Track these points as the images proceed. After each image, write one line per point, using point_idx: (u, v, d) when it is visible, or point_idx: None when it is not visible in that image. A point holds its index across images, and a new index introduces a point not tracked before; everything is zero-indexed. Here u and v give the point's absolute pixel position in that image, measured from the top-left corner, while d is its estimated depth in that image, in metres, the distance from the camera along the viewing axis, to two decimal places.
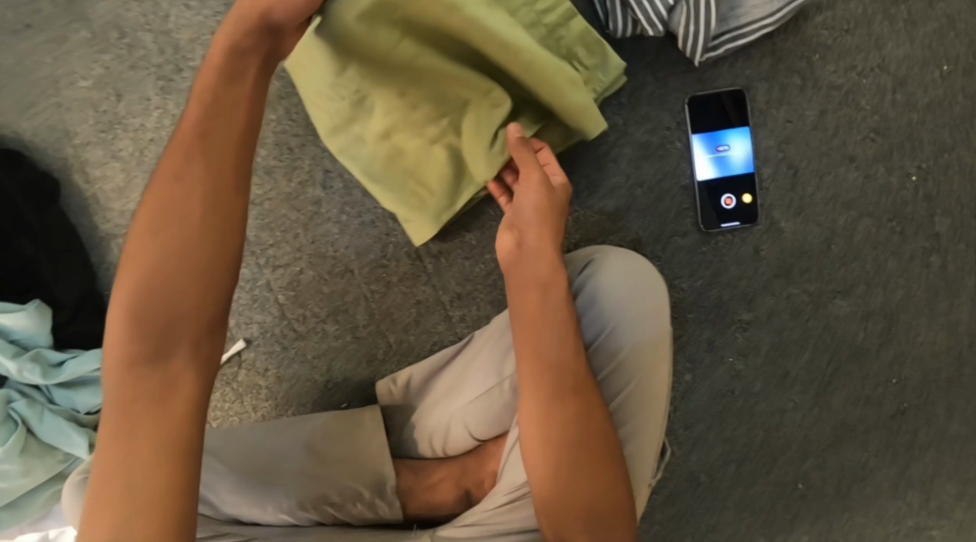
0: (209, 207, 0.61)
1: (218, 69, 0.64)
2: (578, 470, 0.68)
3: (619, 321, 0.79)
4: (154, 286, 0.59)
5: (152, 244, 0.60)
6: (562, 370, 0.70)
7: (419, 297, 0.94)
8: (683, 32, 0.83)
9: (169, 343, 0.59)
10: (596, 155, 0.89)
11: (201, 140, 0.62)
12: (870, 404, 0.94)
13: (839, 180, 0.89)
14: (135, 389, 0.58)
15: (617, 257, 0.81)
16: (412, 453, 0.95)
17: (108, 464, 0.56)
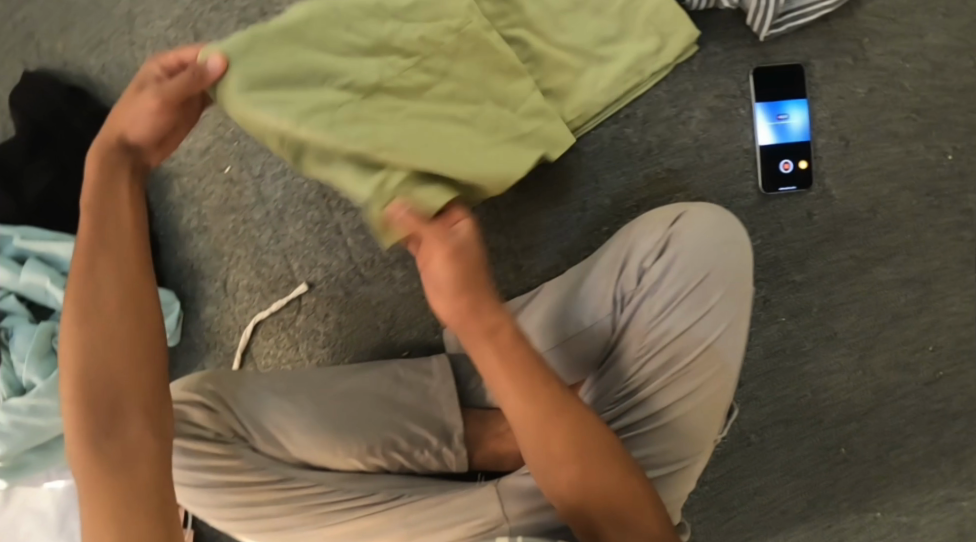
0: (123, 297, 0.71)
1: (101, 174, 0.72)
2: (585, 488, 0.70)
3: (711, 270, 0.82)
4: (94, 376, 0.69)
5: (85, 339, 0.69)
6: (536, 409, 0.68)
7: (490, 245, 0.97)
8: (755, 6, 0.90)
9: (118, 419, 0.69)
10: (667, 116, 0.94)
11: (100, 231, 0.71)
12: (908, 370, 0.99)
13: (883, 153, 0.95)
14: (97, 460, 0.67)
15: (705, 209, 0.85)
16: (479, 404, 0.96)
17: (101, 519, 0.66)
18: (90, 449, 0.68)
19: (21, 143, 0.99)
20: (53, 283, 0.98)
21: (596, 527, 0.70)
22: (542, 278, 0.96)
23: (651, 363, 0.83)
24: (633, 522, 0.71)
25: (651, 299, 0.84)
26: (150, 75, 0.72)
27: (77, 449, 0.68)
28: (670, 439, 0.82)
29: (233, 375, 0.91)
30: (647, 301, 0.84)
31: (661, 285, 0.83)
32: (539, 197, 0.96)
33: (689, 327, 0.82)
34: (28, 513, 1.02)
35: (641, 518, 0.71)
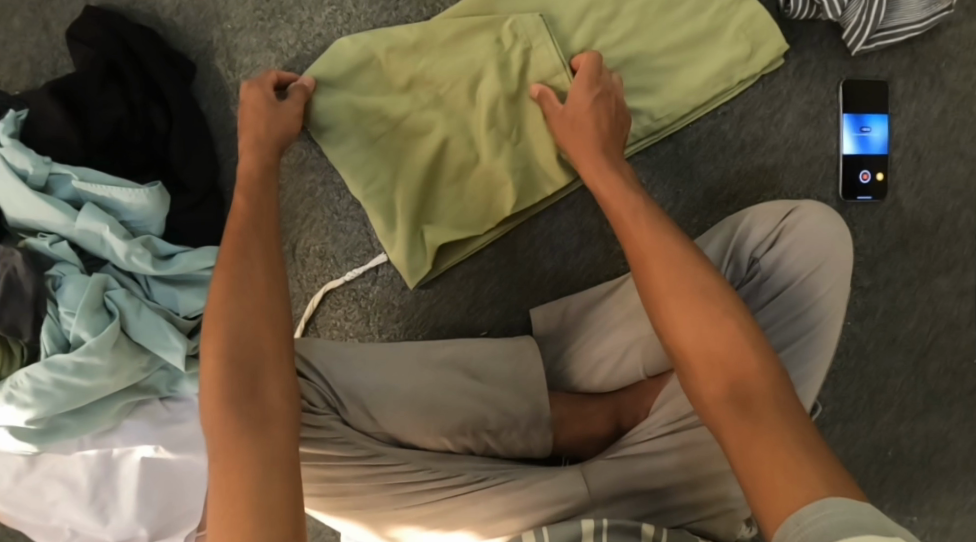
0: (267, 271, 0.77)
1: (255, 169, 0.84)
2: (686, 328, 0.68)
3: (819, 268, 0.85)
4: (240, 339, 0.72)
5: (231, 304, 0.74)
6: (650, 245, 0.73)
7: (584, 227, 0.97)
8: (856, 20, 0.95)
9: (256, 381, 0.70)
10: (763, 115, 0.98)
11: (255, 220, 0.80)
12: (956, 377, 1.04)
13: (950, 172, 1.00)
14: (235, 421, 0.68)
15: (821, 208, 0.88)
16: (566, 386, 0.94)
17: (234, 473, 0.65)
18: (227, 410, 0.68)
19: (89, 77, 0.91)
20: (112, 232, 0.89)
21: (694, 370, 0.67)
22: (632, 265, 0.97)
23: None
24: (736, 374, 0.65)
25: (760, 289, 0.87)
26: (268, 95, 0.89)
27: (214, 409, 0.69)
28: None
29: (325, 344, 0.87)
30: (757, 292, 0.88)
31: (772, 276, 0.88)
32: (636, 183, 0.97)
33: (795, 318, 0.85)
34: (58, 482, 0.95)
35: (749, 373, 0.65)
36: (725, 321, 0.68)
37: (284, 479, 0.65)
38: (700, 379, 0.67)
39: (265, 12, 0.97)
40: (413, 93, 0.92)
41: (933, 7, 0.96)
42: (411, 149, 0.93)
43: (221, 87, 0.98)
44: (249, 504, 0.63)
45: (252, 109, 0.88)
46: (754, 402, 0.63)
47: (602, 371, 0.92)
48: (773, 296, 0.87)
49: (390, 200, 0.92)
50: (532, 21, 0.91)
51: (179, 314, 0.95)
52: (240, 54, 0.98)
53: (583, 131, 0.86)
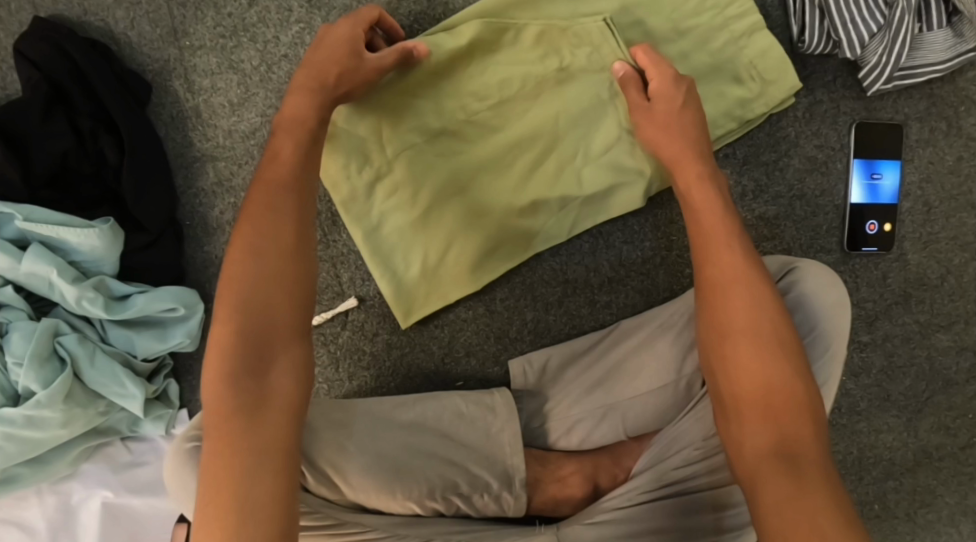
0: (293, 231, 0.67)
1: (306, 113, 0.71)
2: (746, 372, 0.67)
3: (816, 332, 0.78)
4: (255, 309, 0.64)
5: (249, 266, 0.65)
6: (722, 273, 0.70)
7: (568, 275, 0.90)
8: (875, 60, 0.87)
9: (264, 362, 0.63)
10: (766, 160, 0.91)
11: (290, 163, 0.69)
12: (948, 434, 1.00)
13: (961, 224, 0.95)
14: (233, 402, 0.61)
15: (821, 267, 0.81)
16: (541, 443, 0.89)
17: (225, 462, 0.59)
18: (229, 389, 0.61)
19: (32, 105, 0.84)
20: (60, 275, 0.83)
21: (743, 417, 0.66)
22: (617, 317, 0.91)
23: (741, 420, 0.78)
24: (787, 432, 0.64)
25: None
26: (363, 36, 0.74)
27: (217, 382, 0.62)
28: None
29: None
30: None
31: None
32: (625, 231, 0.90)
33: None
34: (14, 527, 0.88)
35: (801, 434, 0.64)
36: (788, 380, 0.66)
37: (275, 479, 0.59)
38: (744, 428, 0.66)
39: (227, 29, 0.89)
40: (457, 102, 0.81)
41: (959, 48, 0.88)
42: (439, 168, 0.82)
43: (181, 111, 0.91)
44: (231, 511, 0.57)
45: (340, 49, 0.73)
46: (801, 458, 0.62)
47: (579, 429, 0.87)
48: None
49: (387, 241, 0.84)
50: (595, 28, 0.81)
51: (137, 357, 0.89)
52: (200, 76, 0.90)
53: (676, 137, 0.77)
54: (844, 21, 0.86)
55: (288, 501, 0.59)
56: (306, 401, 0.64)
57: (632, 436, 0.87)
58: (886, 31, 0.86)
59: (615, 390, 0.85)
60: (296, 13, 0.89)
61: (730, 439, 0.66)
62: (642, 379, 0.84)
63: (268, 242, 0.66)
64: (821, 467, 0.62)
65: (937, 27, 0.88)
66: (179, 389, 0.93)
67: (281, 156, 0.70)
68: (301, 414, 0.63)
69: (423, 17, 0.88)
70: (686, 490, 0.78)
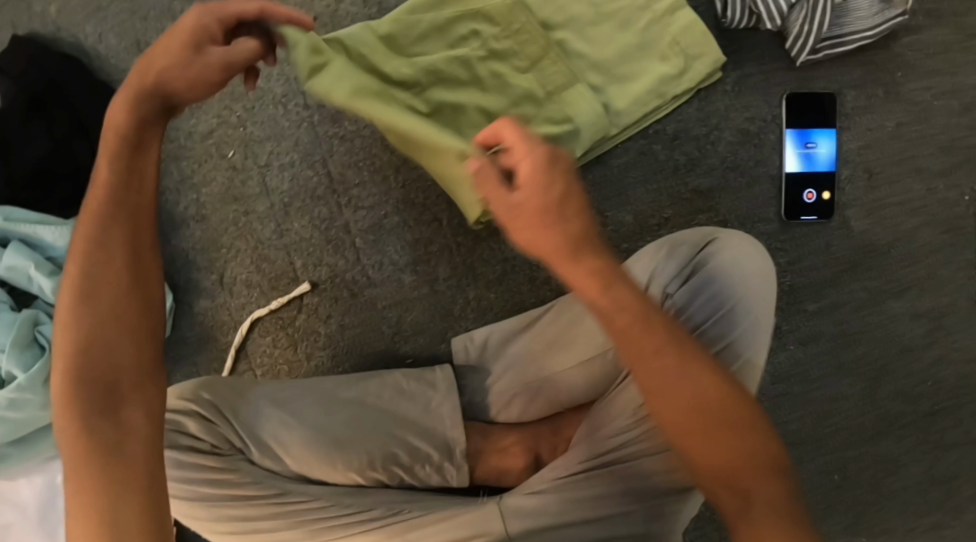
0: (125, 267, 0.65)
1: (129, 121, 0.63)
2: (673, 393, 0.61)
3: (738, 300, 0.78)
4: (88, 346, 0.63)
5: (82, 306, 0.63)
6: (622, 323, 0.60)
7: (506, 255, 0.93)
8: (797, 30, 0.90)
9: (115, 396, 0.63)
10: (698, 134, 0.93)
11: (119, 197, 0.64)
12: (909, 401, 1.00)
13: (907, 189, 0.97)
14: (88, 442, 0.61)
15: (739, 238, 0.81)
16: (482, 417, 0.92)
17: (90, 502, 0.60)
18: (81, 427, 0.62)
19: (10, 113, 0.92)
20: (37, 269, 0.91)
21: (684, 443, 0.61)
22: (556, 294, 0.93)
23: None
24: (736, 445, 0.61)
25: None
26: (213, 26, 0.62)
27: (70, 425, 0.62)
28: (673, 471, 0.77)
29: (232, 382, 0.85)
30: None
31: (683, 311, 0.80)
32: None
33: (713, 354, 0.77)
34: (9, 506, 0.96)
35: (744, 468, 0.61)
36: (716, 391, 0.62)
37: (137, 507, 0.61)
38: (697, 445, 0.61)
39: None
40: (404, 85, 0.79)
41: (888, 12, 0.91)
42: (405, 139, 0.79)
43: None
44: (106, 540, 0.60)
45: (172, 46, 0.61)
46: (754, 500, 0.60)
47: (519, 403, 0.90)
48: (695, 328, 0.79)
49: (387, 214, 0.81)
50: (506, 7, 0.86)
51: None
52: None
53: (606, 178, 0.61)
54: None
55: (153, 524, 0.61)
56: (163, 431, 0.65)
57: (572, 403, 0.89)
58: (804, 2, 0.90)
59: (551, 363, 0.87)
60: None
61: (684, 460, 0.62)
62: (573, 350, 0.86)
63: (103, 281, 0.64)
64: (765, 492, 0.61)
65: None
66: None
67: (104, 180, 0.64)
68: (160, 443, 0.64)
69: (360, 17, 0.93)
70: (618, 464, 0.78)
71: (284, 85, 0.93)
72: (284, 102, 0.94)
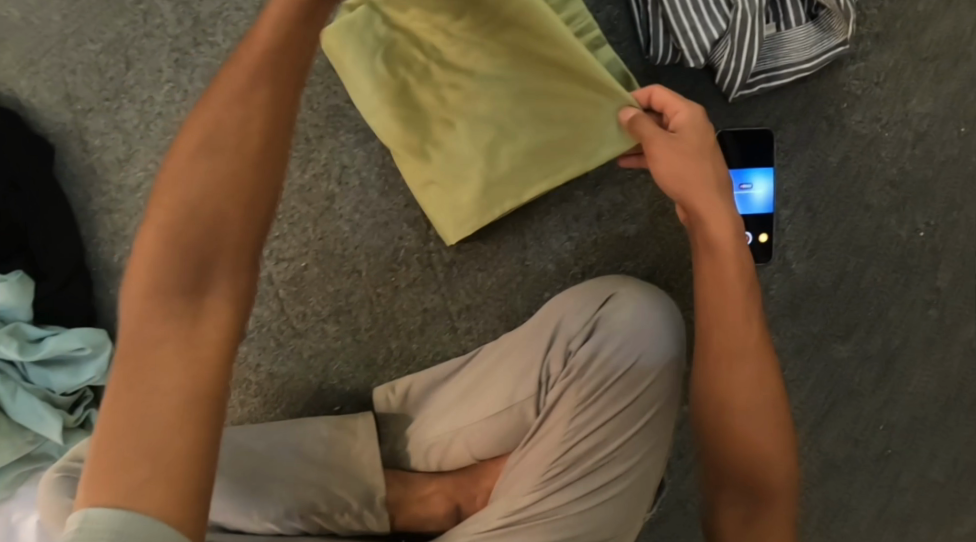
0: (237, 159, 0.56)
1: (262, 45, 0.57)
2: (742, 386, 0.72)
3: (644, 351, 0.82)
4: (193, 209, 0.55)
5: (177, 198, 0.55)
6: (737, 341, 0.72)
7: (426, 305, 0.92)
8: (723, 67, 0.87)
9: (197, 292, 0.55)
10: (623, 178, 0.90)
11: (238, 94, 0.57)
12: (858, 445, 0.96)
13: (854, 226, 0.93)
14: (161, 313, 0.54)
15: (640, 293, 0.83)
16: (405, 465, 0.93)
17: (112, 422, 0.52)
18: (155, 301, 0.54)
19: None
20: None
21: (772, 450, 0.73)
22: (478, 343, 0.92)
23: (575, 448, 0.80)
24: (765, 452, 0.73)
25: (577, 384, 0.82)
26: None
27: (152, 270, 0.55)
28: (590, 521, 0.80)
29: None
30: (574, 384, 0.82)
31: (587, 369, 0.82)
32: (480, 258, 0.91)
33: (617, 412, 0.81)
34: None
35: (771, 463, 0.73)
36: (775, 398, 0.73)
37: (181, 437, 0.52)
38: (761, 437, 0.73)
39: (110, 91, 0.96)
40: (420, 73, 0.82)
41: (827, 42, 0.88)
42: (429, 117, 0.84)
43: (79, 170, 0.97)
44: (143, 460, 0.51)
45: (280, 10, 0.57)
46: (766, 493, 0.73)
47: (435, 454, 0.90)
48: (599, 383, 0.82)
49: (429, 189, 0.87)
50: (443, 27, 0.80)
51: (57, 392, 0.97)
52: (92, 136, 0.96)
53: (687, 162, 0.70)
54: (684, 30, 0.85)
55: (208, 458, 0.52)
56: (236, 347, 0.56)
57: (479, 458, 0.89)
58: (730, 37, 0.86)
59: (460, 416, 0.87)
60: (165, 74, 0.94)
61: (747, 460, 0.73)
62: (480, 405, 0.86)
63: (203, 168, 0.56)
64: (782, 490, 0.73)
65: (797, 23, 0.88)
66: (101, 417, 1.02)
67: (263, 46, 0.57)
68: (237, 342, 0.56)
69: None
70: (535, 517, 0.79)
71: None
72: None
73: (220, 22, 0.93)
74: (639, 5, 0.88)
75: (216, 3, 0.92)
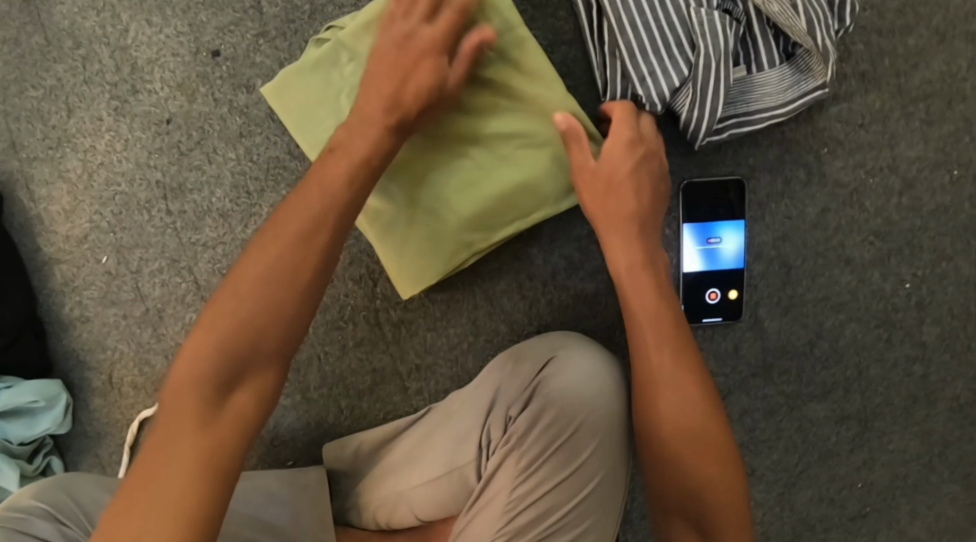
0: (293, 271, 0.62)
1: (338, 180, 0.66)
2: (676, 413, 0.68)
3: (583, 418, 0.77)
4: (249, 301, 0.61)
5: (242, 295, 0.61)
6: (664, 365, 0.69)
7: (375, 364, 0.89)
8: (686, 114, 0.80)
9: (232, 375, 0.60)
10: (579, 235, 0.85)
11: (310, 217, 0.64)
12: (833, 505, 0.91)
13: (832, 281, 0.86)
14: (197, 389, 0.59)
15: (578, 356, 0.80)
16: (356, 522, 0.88)
17: (141, 483, 0.55)
18: (197, 378, 0.59)
19: None
20: None
21: (713, 480, 0.67)
22: (430, 403, 0.89)
23: (517, 518, 0.77)
24: (710, 484, 0.67)
25: (515, 451, 0.78)
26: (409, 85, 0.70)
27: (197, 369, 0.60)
28: None
29: (96, 485, 0.86)
30: (514, 452, 0.78)
31: (526, 438, 0.78)
32: (428, 317, 0.87)
33: (559, 482, 0.77)
34: None
35: (715, 494, 0.67)
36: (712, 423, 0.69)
37: (198, 504, 0.55)
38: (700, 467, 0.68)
39: (53, 140, 0.93)
40: None
41: (803, 85, 0.80)
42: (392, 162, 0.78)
43: (27, 219, 0.95)
44: (153, 523, 0.54)
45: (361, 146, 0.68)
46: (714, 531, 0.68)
47: (380, 515, 0.86)
48: (538, 453, 0.78)
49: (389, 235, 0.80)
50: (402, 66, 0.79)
51: (14, 442, 0.95)
52: (37, 186, 0.94)
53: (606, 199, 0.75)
54: (642, 76, 0.79)
55: (209, 525, 0.55)
56: (258, 432, 0.60)
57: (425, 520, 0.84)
58: (692, 83, 0.79)
59: (402, 478, 0.84)
60: (106, 122, 0.91)
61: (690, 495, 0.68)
62: (421, 468, 0.83)
63: (263, 275, 0.62)
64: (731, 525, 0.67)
65: (769, 65, 0.81)
66: (63, 463, 1.01)
67: (330, 183, 0.66)
68: (256, 433, 0.60)
69: (212, 117, 0.88)
70: None
71: (147, 191, 0.90)
72: (147, 208, 0.90)
73: (158, 68, 0.88)
74: (596, 46, 0.82)
75: (155, 48, 0.88)
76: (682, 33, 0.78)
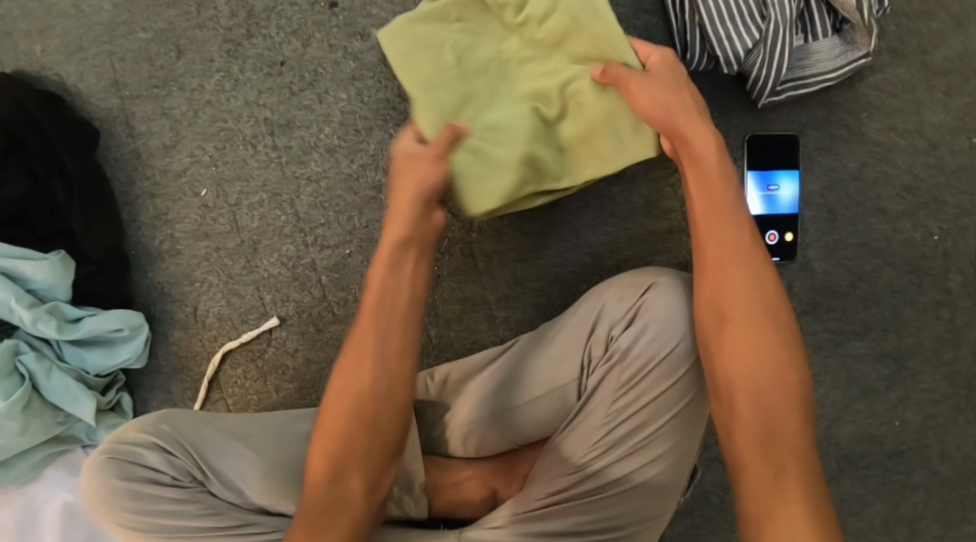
0: (377, 388, 0.72)
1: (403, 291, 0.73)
2: (736, 285, 0.71)
3: (682, 338, 0.80)
4: (344, 466, 0.71)
5: (334, 442, 0.71)
6: (728, 245, 0.72)
7: (465, 293, 0.96)
8: (755, 73, 0.91)
9: (348, 459, 0.71)
10: (656, 177, 0.95)
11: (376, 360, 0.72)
12: (872, 441, 1.01)
13: (870, 229, 0.98)
14: (320, 486, 0.71)
15: (679, 282, 0.82)
16: (442, 450, 0.93)
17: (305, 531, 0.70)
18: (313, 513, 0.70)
19: None
20: (17, 301, 0.90)
21: (775, 346, 0.70)
22: (515, 332, 0.96)
23: (617, 429, 0.81)
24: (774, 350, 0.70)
25: (616, 370, 0.82)
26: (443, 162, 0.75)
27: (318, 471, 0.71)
28: (635, 507, 0.82)
29: (193, 414, 0.86)
30: (612, 371, 0.83)
31: (628, 356, 0.82)
32: (518, 250, 0.95)
33: (654, 399, 0.81)
34: None
35: (777, 359, 0.69)
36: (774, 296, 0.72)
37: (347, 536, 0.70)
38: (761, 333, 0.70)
39: (160, 79, 0.97)
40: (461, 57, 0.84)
41: (849, 54, 0.92)
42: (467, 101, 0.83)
43: (125, 154, 0.99)
44: None
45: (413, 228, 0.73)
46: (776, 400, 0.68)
47: (472, 438, 0.90)
48: (639, 371, 0.81)
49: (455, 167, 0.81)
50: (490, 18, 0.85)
51: (90, 373, 0.97)
52: (139, 122, 0.98)
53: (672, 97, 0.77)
54: (720, 38, 0.90)
55: None
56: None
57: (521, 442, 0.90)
58: (762, 46, 0.90)
59: (503, 400, 0.88)
60: (216, 63, 0.96)
61: (753, 362, 0.69)
62: (519, 391, 0.87)
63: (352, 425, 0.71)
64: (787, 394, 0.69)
65: (823, 36, 0.93)
66: (132, 400, 1.01)
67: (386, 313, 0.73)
68: None
69: (326, 61, 0.96)
70: (574, 497, 0.82)
71: (253, 127, 0.97)
72: (253, 142, 0.97)
73: (274, 16, 0.96)
74: (677, 14, 0.93)
75: None
76: (754, 4, 0.89)
